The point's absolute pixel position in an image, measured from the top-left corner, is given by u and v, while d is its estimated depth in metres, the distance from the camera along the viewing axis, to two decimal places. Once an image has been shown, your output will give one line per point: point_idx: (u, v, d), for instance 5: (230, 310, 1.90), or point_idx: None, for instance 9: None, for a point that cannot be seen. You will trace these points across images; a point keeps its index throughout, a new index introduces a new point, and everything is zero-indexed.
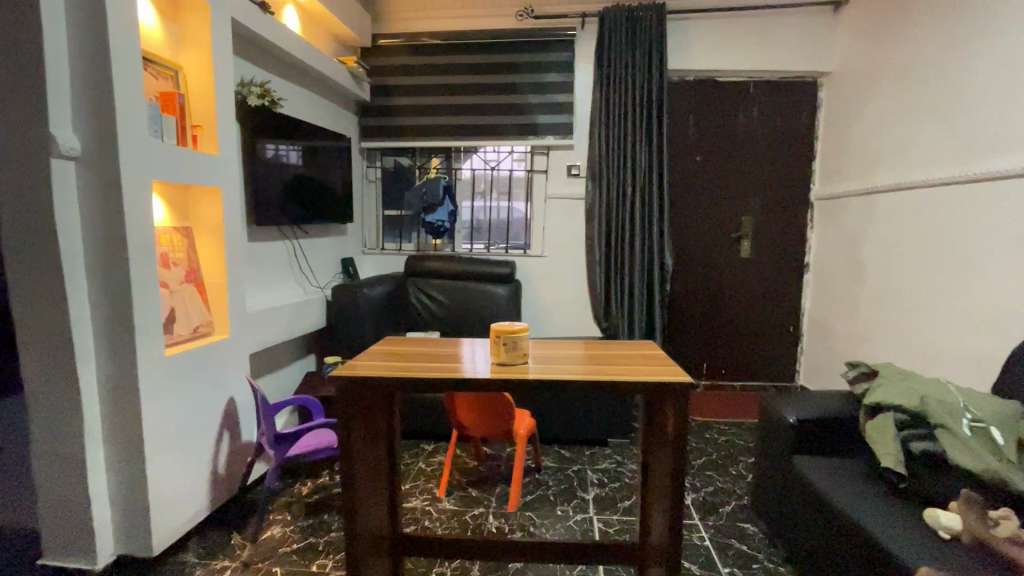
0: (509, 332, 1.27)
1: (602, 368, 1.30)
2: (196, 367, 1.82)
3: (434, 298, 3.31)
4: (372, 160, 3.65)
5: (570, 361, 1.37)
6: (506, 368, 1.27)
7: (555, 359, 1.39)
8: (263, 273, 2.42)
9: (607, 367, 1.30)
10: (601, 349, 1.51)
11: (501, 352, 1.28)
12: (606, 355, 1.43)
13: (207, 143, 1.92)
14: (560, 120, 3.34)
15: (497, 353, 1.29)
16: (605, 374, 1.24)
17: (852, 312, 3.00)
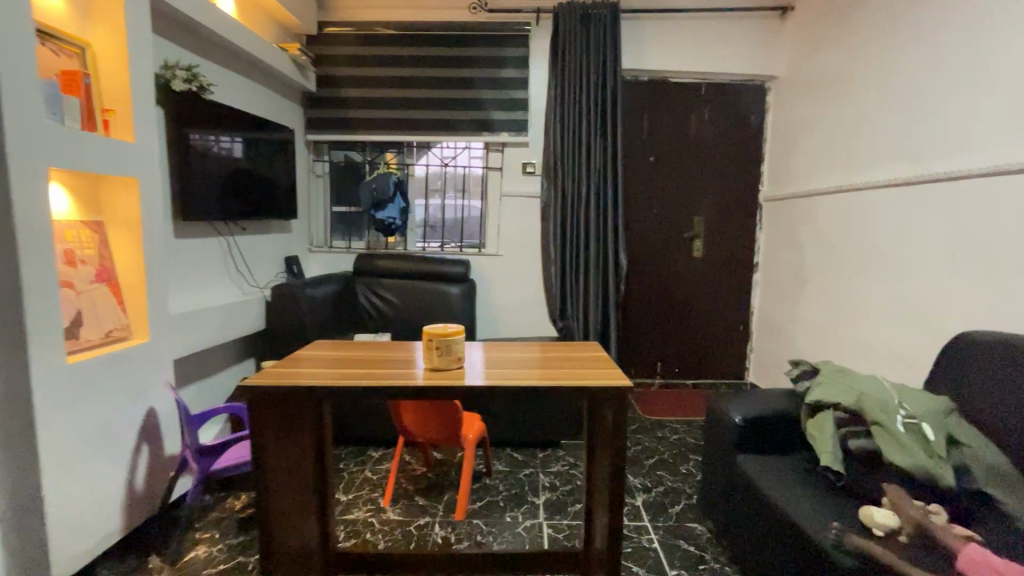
0: (443, 336, 1.20)
1: (561, 370, 1.25)
2: (107, 375, 1.66)
3: (383, 298, 3.20)
4: (319, 153, 3.47)
5: (519, 363, 1.31)
6: (440, 374, 1.20)
7: (502, 362, 1.33)
8: (192, 272, 2.25)
9: (558, 370, 1.25)
10: (553, 351, 1.45)
11: (435, 356, 1.21)
12: (558, 357, 1.39)
13: (120, 129, 1.76)
14: (515, 116, 3.29)
15: (430, 358, 1.21)
16: (564, 377, 1.19)
17: (801, 311, 3.08)
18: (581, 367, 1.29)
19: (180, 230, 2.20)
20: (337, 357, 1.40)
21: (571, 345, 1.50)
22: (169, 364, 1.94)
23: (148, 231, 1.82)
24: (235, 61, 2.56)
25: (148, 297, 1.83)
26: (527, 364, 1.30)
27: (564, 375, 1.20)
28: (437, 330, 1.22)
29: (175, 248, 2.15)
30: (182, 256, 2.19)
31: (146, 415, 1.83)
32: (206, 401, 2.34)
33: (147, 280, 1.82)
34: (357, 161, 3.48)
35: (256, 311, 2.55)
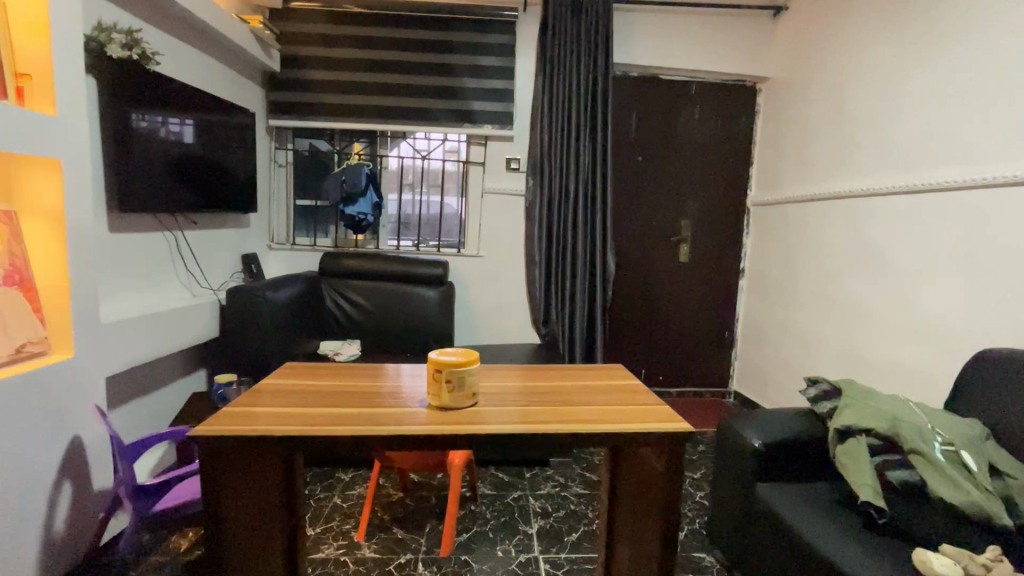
0: (453, 368, 1.00)
1: (546, 409, 1.04)
2: (18, 401, 1.35)
3: (353, 301, 2.92)
4: (282, 141, 3.17)
5: (513, 396, 1.10)
6: (448, 414, 0.99)
7: (498, 394, 1.12)
8: (130, 272, 1.92)
9: (564, 406, 1.05)
10: (540, 381, 1.22)
11: (444, 392, 1.01)
12: (557, 386, 1.19)
13: (39, 98, 1.44)
14: (499, 108, 3.08)
15: (438, 396, 1.00)
16: (551, 421, 0.98)
17: (784, 320, 3.00)
18: (586, 401, 1.09)
19: (117, 224, 1.87)
20: (317, 388, 1.15)
21: (573, 367, 1.30)
22: (100, 384, 1.63)
23: (74, 224, 1.50)
24: (186, 30, 2.23)
25: (73, 304, 1.51)
26: (521, 397, 1.09)
27: (569, 416, 1.00)
28: (445, 362, 1.01)
29: (110, 245, 1.82)
30: (119, 254, 1.86)
31: (69, 446, 1.52)
32: (147, 426, 1.98)
33: (72, 284, 1.50)
34: (325, 151, 3.18)
35: (208, 318, 2.23)
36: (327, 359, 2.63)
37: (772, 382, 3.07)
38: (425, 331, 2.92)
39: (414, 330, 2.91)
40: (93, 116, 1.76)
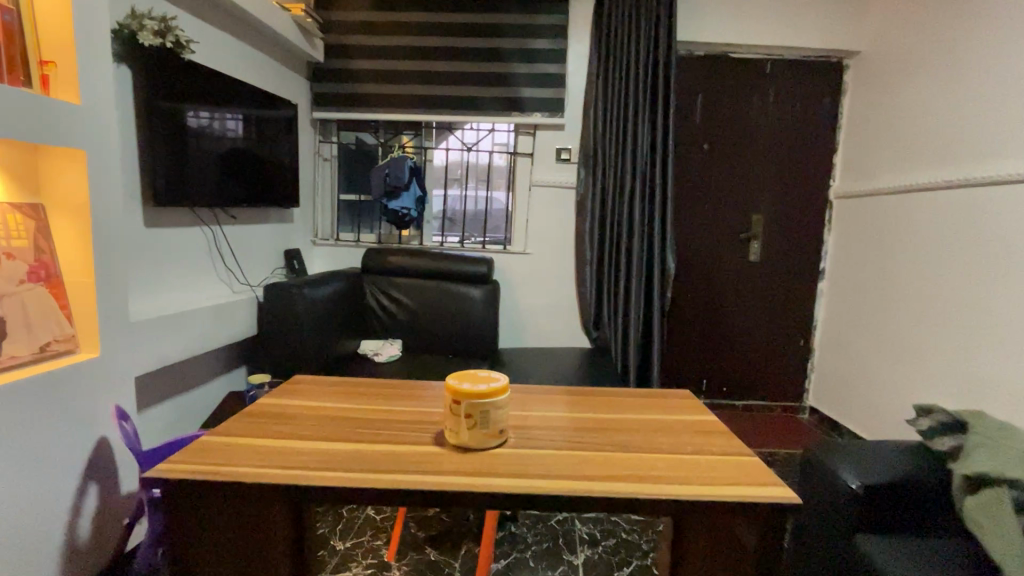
0: (474, 400, 0.73)
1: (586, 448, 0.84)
2: (41, 402, 1.31)
3: (395, 299, 2.81)
4: (327, 134, 3.11)
5: (554, 420, 0.90)
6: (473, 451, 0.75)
7: (532, 418, 0.92)
8: (163, 268, 1.87)
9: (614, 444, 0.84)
10: (594, 402, 1.03)
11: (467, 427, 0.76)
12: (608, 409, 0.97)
13: (63, 87, 1.38)
14: (550, 94, 2.86)
15: (456, 431, 0.76)
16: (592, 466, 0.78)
17: (877, 332, 2.57)
18: (644, 433, 0.87)
19: (150, 217, 1.82)
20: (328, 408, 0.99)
21: (627, 391, 1.08)
22: (129, 384, 1.58)
23: (99, 219, 1.45)
24: (225, 19, 2.18)
25: (99, 302, 1.46)
26: (564, 421, 0.89)
27: (619, 455, 0.79)
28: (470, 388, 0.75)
29: (141, 239, 1.77)
30: (151, 249, 1.82)
31: (95, 446, 1.47)
32: (178, 429, 1.93)
33: (97, 281, 1.45)
34: (370, 144, 3.09)
35: (245, 315, 2.18)
36: (366, 359, 2.53)
37: (861, 403, 2.65)
38: (467, 332, 2.76)
39: (456, 331, 2.76)
40: (127, 108, 1.71)
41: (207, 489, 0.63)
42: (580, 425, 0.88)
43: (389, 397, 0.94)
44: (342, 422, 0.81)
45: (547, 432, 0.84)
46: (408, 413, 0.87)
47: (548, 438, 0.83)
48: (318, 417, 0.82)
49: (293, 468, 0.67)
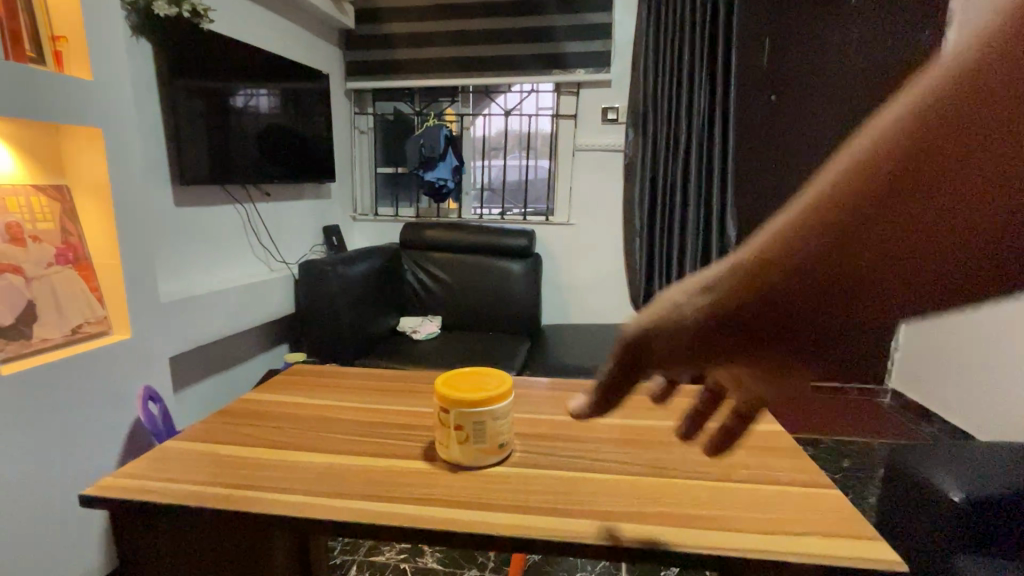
0: (466, 409, 0.61)
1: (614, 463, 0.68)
2: (75, 386, 1.31)
3: (433, 275, 2.73)
4: (362, 105, 3.02)
5: (575, 416, 0.75)
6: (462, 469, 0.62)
7: (550, 419, 0.78)
8: (195, 248, 1.88)
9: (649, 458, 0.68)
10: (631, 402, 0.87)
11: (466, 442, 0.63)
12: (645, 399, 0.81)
13: (77, 63, 1.34)
14: (595, 47, 2.61)
15: (445, 445, 0.63)
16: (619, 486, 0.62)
17: (987, 309, 2.17)
18: (691, 434, 0.70)
19: (179, 197, 1.83)
20: None
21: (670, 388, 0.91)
22: (162, 364, 1.59)
23: (121, 200, 1.42)
24: None
25: (127, 284, 1.45)
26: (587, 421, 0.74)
27: (654, 473, 0.63)
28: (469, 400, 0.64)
29: (170, 219, 1.78)
30: (180, 229, 1.83)
31: (132, 425, 1.49)
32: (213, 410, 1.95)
33: (123, 264, 1.43)
34: (406, 114, 2.97)
35: (281, 294, 2.16)
36: (404, 337, 2.47)
37: (964, 390, 2.28)
38: (507, 308, 2.64)
39: (496, 307, 2.64)
40: (149, 86, 1.69)
41: (153, 509, 0.54)
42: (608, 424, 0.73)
43: (389, 391, 0.82)
44: (327, 424, 0.71)
45: (567, 436, 0.69)
46: (408, 412, 0.75)
47: (566, 447, 0.68)
48: (302, 418, 0.72)
49: (252, 485, 0.57)
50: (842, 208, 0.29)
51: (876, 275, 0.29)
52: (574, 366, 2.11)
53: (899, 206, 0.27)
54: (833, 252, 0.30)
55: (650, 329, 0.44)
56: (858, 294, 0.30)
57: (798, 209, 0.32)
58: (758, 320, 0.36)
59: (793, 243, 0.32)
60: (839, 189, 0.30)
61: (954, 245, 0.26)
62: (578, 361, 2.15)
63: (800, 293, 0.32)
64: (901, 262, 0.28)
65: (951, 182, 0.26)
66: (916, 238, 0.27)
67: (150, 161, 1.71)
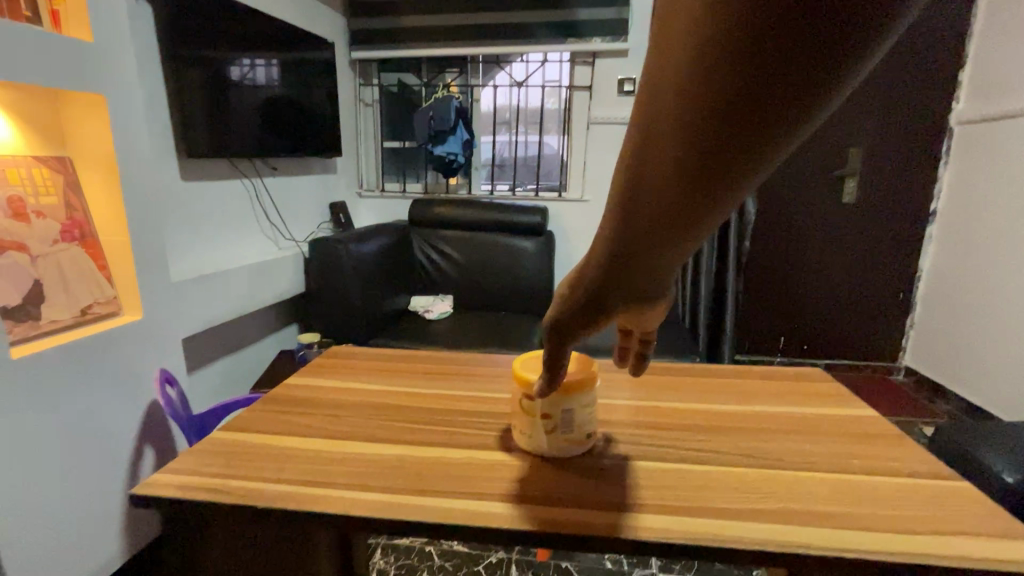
0: (560, 397, 0.55)
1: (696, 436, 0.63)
2: (86, 370, 1.25)
3: (444, 253, 2.66)
4: (367, 76, 2.90)
5: (647, 398, 0.70)
6: (545, 460, 0.57)
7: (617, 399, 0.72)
8: (202, 224, 1.80)
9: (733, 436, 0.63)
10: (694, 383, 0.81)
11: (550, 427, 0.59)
12: (716, 381, 0.75)
13: (75, 24, 1.25)
14: (611, 15, 2.50)
15: (527, 434, 0.57)
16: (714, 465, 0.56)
17: (1005, 286, 2.13)
18: (780, 418, 0.64)
19: (185, 170, 1.74)
20: None
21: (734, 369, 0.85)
22: (175, 345, 1.52)
23: (127, 173, 1.33)
24: None
25: (136, 262, 1.37)
26: (662, 404, 0.68)
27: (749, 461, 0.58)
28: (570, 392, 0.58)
29: (176, 193, 1.70)
30: (187, 205, 1.74)
31: (146, 408, 1.43)
32: (227, 392, 1.90)
33: (133, 242, 1.36)
34: (412, 85, 2.85)
35: (291, 272, 2.10)
36: (417, 317, 2.40)
37: (979, 367, 2.25)
38: (520, 286, 2.58)
39: (510, 285, 2.58)
40: (150, 51, 1.58)
41: (206, 513, 0.48)
42: (686, 408, 0.67)
43: (441, 373, 0.76)
44: (383, 410, 0.65)
45: (645, 421, 0.64)
46: (468, 396, 0.69)
47: (644, 431, 0.63)
48: (355, 404, 0.66)
49: (315, 479, 0.51)
50: (662, 121, 0.29)
51: (728, 163, 0.29)
52: None
53: (709, 108, 0.27)
54: (681, 167, 0.30)
55: (576, 286, 0.45)
56: (720, 181, 0.31)
57: (632, 136, 0.32)
58: (657, 240, 0.36)
59: (647, 168, 0.32)
60: (652, 106, 0.30)
61: (774, 111, 0.26)
62: None
63: (680, 204, 0.33)
64: (740, 144, 0.28)
65: (736, 71, 0.25)
66: (736, 124, 0.27)
67: (154, 132, 1.61)
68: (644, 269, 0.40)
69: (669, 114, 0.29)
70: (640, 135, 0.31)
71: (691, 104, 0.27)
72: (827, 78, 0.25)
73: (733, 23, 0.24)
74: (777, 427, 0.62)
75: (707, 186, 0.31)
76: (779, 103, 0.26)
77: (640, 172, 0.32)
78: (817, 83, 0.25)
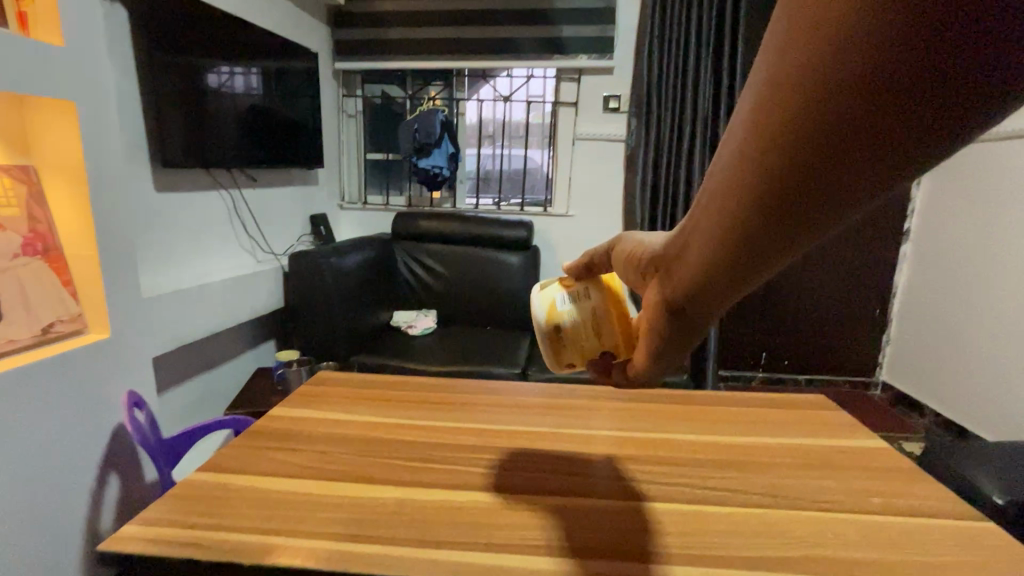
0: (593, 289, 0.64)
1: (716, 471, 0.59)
2: (47, 393, 1.16)
3: (428, 267, 2.61)
4: (351, 87, 2.86)
5: (652, 427, 0.67)
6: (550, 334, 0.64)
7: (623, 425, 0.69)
8: (177, 236, 1.73)
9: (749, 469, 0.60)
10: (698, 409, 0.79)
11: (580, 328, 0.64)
12: (720, 408, 0.73)
13: (45, 28, 1.18)
14: (596, 33, 2.52)
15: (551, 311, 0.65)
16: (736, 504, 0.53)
17: (977, 303, 2.18)
18: (790, 448, 0.62)
19: (160, 181, 1.66)
20: None
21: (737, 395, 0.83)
22: (144, 364, 1.44)
23: (97, 183, 1.27)
24: None
25: (105, 277, 1.30)
26: (669, 433, 0.65)
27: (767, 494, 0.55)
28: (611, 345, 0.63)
29: (149, 204, 1.62)
30: (161, 217, 1.67)
31: (112, 431, 1.35)
32: (198, 414, 1.81)
33: (101, 256, 1.28)
34: (397, 97, 2.83)
35: (270, 287, 2.03)
36: (400, 332, 2.34)
37: (954, 382, 2.29)
38: (505, 301, 2.55)
39: (494, 300, 2.55)
40: (125, 57, 1.52)
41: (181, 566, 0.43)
42: (694, 437, 0.64)
43: (434, 402, 0.72)
44: (375, 445, 0.60)
45: (654, 452, 0.61)
46: (465, 428, 0.65)
47: (657, 462, 0.59)
48: (346, 439, 0.61)
49: (305, 528, 0.46)
50: (761, 154, 0.31)
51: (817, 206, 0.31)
52: None
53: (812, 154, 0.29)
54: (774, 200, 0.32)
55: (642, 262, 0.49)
56: (809, 219, 0.32)
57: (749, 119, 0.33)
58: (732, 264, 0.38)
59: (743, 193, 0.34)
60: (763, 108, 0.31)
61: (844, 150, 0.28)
62: None
63: (767, 235, 0.34)
64: (833, 188, 0.30)
65: (844, 131, 0.27)
66: (834, 173, 0.29)
67: (128, 141, 1.54)
68: (707, 287, 0.42)
69: (764, 151, 0.31)
70: (740, 163, 0.33)
71: (794, 148, 0.29)
72: (937, 156, 0.26)
73: (840, 87, 0.26)
74: (789, 458, 0.60)
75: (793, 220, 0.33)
76: (878, 166, 0.28)
77: (732, 198, 0.34)
78: (927, 155, 0.26)
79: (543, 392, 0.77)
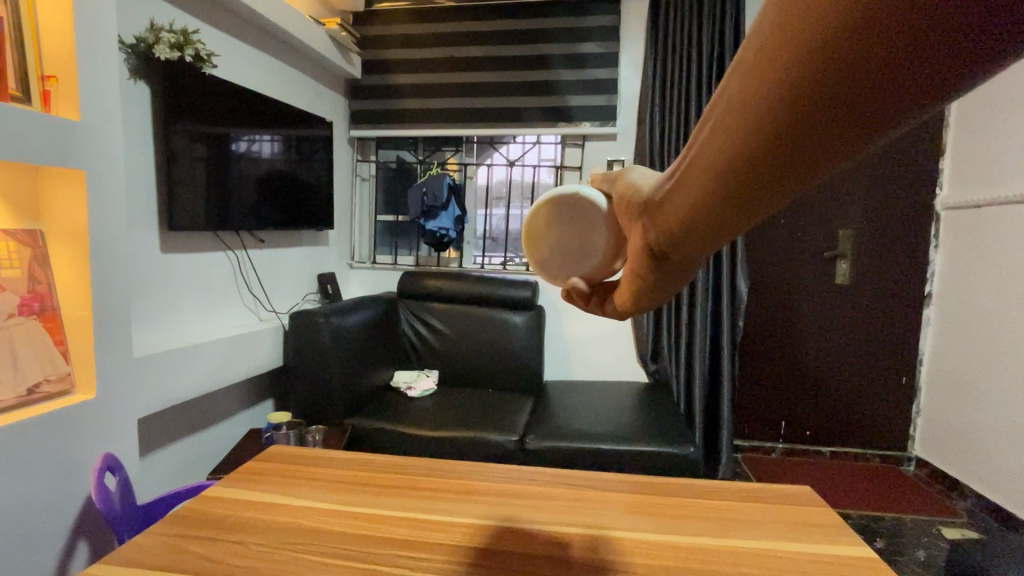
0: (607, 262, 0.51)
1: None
2: (23, 457, 1.14)
3: (431, 326, 2.60)
4: (365, 152, 2.98)
5: (609, 525, 0.60)
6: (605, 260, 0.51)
7: (577, 519, 0.61)
8: (175, 297, 1.77)
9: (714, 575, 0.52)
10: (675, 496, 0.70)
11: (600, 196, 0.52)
12: (694, 502, 0.65)
13: (65, 104, 1.28)
14: (598, 101, 2.61)
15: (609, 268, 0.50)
16: None
17: (1008, 371, 2.04)
18: (763, 558, 0.54)
19: (166, 243, 1.73)
20: None
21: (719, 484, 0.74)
22: (129, 425, 1.42)
23: (99, 246, 1.31)
24: (255, 34, 2.10)
25: (96, 337, 1.31)
26: (628, 532, 0.58)
27: None
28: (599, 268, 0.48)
29: (152, 265, 1.67)
30: (162, 277, 1.71)
31: (87, 497, 1.30)
32: (180, 479, 1.78)
33: (94, 315, 1.31)
34: (409, 162, 2.92)
35: (268, 346, 2.04)
36: (398, 393, 2.29)
37: (991, 458, 2.10)
38: (508, 362, 2.49)
39: (496, 360, 2.50)
40: (145, 128, 1.62)
41: None
42: (655, 538, 0.57)
43: (379, 487, 0.67)
44: (299, 539, 0.56)
45: (603, 558, 0.54)
46: (401, 520, 0.60)
47: (603, 569, 0.52)
48: (267, 531, 0.57)
49: None
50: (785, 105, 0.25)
51: (824, 150, 0.26)
52: (581, 431, 1.93)
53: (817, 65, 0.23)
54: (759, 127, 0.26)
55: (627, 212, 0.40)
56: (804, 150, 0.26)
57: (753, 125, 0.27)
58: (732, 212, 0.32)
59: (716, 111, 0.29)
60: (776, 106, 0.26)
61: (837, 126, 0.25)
62: (582, 425, 1.97)
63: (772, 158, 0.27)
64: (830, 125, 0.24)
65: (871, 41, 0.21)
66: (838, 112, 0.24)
67: (137, 204, 1.61)
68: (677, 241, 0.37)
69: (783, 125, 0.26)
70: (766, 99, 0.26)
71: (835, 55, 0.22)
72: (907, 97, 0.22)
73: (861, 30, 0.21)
74: (759, 571, 0.52)
75: (797, 162, 0.27)
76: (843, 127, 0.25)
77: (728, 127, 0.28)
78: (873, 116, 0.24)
79: (502, 477, 0.71)
